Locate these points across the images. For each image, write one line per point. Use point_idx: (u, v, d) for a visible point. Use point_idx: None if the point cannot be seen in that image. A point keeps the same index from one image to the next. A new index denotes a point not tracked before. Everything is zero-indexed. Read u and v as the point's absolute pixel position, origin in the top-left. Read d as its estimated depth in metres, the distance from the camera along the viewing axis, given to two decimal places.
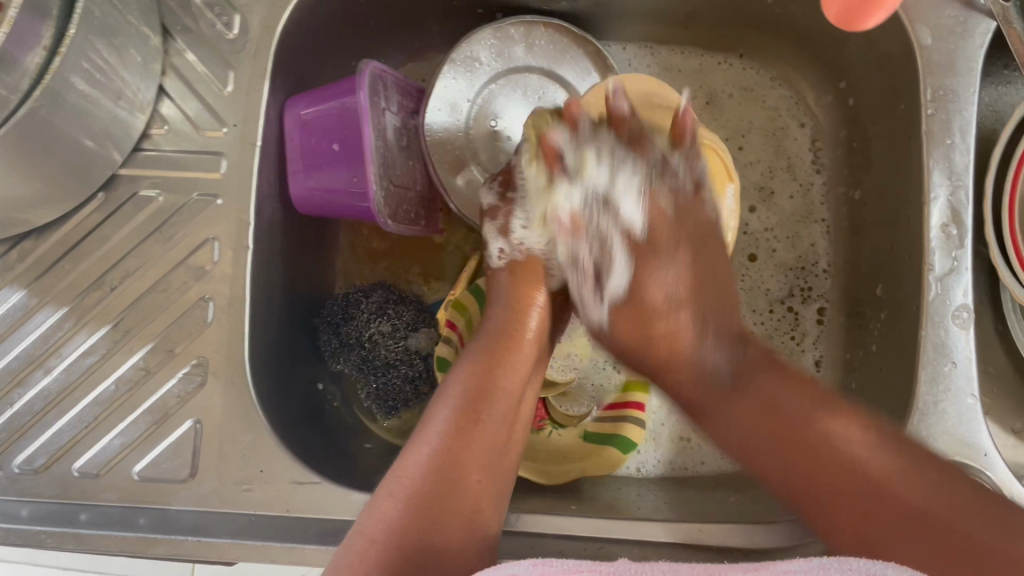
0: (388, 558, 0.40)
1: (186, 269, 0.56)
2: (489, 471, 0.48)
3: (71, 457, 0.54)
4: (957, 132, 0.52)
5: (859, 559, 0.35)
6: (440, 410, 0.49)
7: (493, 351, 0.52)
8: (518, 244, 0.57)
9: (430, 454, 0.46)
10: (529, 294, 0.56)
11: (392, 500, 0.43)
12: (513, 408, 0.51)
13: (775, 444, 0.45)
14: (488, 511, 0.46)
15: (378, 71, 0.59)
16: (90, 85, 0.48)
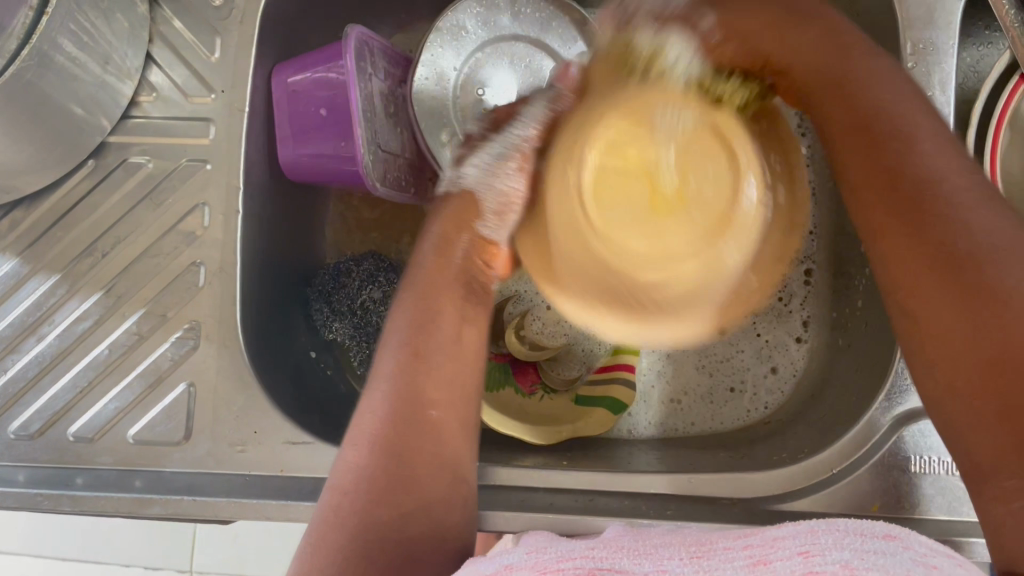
0: (358, 515, 0.42)
1: (177, 234, 0.56)
2: (450, 404, 0.47)
3: (66, 421, 0.54)
4: (937, 86, 0.52)
5: (846, 522, 0.34)
6: (385, 349, 0.48)
7: (432, 281, 0.50)
8: (455, 178, 0.56)
9: (382, 400, 0.46)
10: (460, 226, 0.53)
11: (355, 449, 0.44)
12: (462, 325, 0.50)
13: (895, 205, 0.39)
14: (451, 439, 0.46)
15: (364, 36, 0.59)
16: (78, 48, 0.49)
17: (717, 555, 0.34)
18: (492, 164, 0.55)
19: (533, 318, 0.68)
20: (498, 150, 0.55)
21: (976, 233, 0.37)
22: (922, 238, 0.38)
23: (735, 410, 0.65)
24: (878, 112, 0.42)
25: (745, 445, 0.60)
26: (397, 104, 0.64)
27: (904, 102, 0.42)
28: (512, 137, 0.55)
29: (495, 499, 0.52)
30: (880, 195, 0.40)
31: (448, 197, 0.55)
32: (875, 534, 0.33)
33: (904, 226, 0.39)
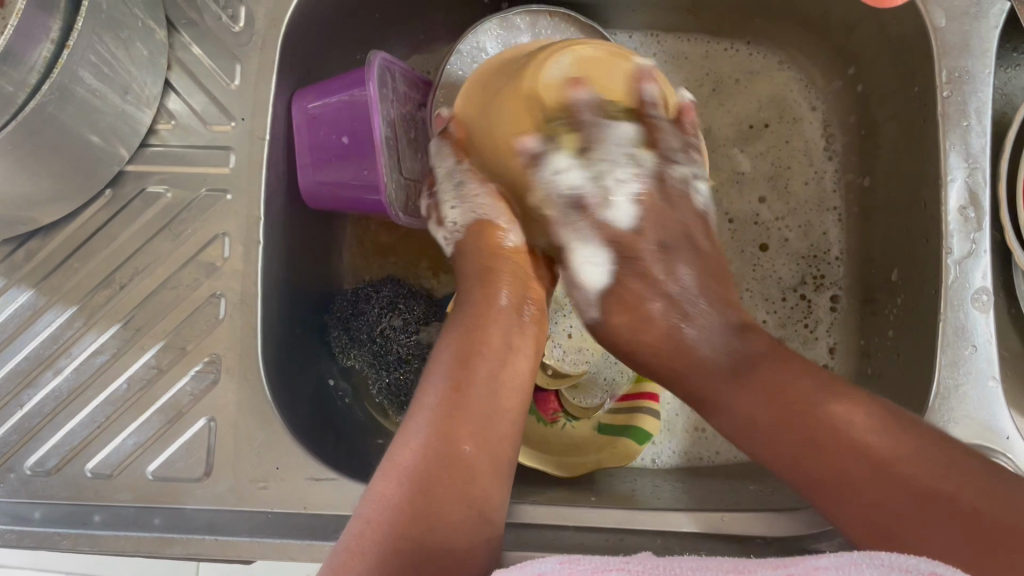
0: (384, 546, 0.41)
1: (197, 266, 0.55)
2: (485, 440, 0.47)
3: (83, 457, 0.53)
4: (973, 115, 0.51)
5: (891, 554, 0.32)
6: (428, 385, 0.49)
7: (474, 318, 0.52)
8: (454, 229, 0.57)
9: (421, 430, 0.46)
10: (496, 261, 0.55)
11: (389, 482, 0.44)
12: (504, 369, 0.50)
13: (792, 431, 0.40)
14: (485, 478, 0.46)
15: (386, 62, 0.58)
16: (98, 79, 0.48)
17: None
18: (462, 194, 0.56)
19: (555, 345, 0.66)
20: (456, 183, 0.56)
21: (854, 432, 0.38)
22: (841, 486, 0.38)
23: None
24: (785, 397, 0.41)
25: (773, 477, 0.58)
26: (418, 131, 0.63)
27: (796, 392, 0.41)
28: (449, 167, 0.56)
29: (524, 538, 0.51)
30: (810, 464, 0.39)
31: (464, 233, 0.56)
32: (920, 572, 0.31)
33: (820, 488, 0.39)
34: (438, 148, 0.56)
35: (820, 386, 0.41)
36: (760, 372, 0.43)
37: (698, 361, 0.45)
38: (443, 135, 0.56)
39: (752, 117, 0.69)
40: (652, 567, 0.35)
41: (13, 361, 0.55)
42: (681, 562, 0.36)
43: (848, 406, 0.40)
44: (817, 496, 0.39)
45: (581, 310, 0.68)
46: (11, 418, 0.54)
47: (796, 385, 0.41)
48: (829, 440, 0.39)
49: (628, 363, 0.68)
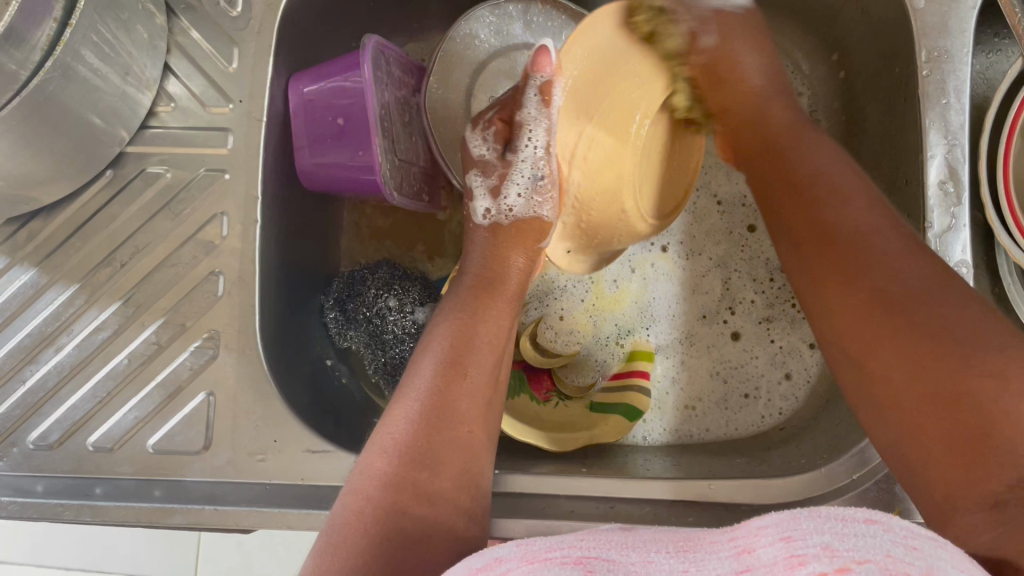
0: (387, 508, 0.42)
1: (196, 244, 0.56)
2: (478, 418, 0.49)
3: (85, 431, 0.54)
4: (952, 92, 0.53)
5: (827, 507, 0.32)
6: (424, 366, 0.50)
7: (473, 301, 0.54)
8: (506, 211, 0.60)
9: (418, 404, 0.47)
10: (506, 252, 0.59)
11: (383, 453, 0.45)
12: (495, 356, 0.52)
13: (816, 268, 0.45)
14: (478, 455, 0.48)
15: (380, 45, 0.59)
16: (99, 59, 0.49)
17: (704, 548, 0.33)
18: (533, 185, 0.60)
19: (546, 327, 0.69)
20: (530, 174, 0.60)
21: (884, 278, 0.42)
22: (874, 310, 0.41)
23: (749, 416, 0.65)
24: (818, 227, 0.46)
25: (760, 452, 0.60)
26: (411, 115, 0.64)
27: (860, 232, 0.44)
28: (533, 151, 0.59)
29: (517, 508, 0.52)
30: (813, 262, 0.46)
31: (490, 226, 0.60)
32: (856, 518, 0.31)
33: (844, 319, 0.43)
34: (532, 126, 0.59)
35: (848, 208, 0.46)
36: (820, 175, 0.48)
37: (749, 93, 0.56)
38: (541, 106, 0.58)
39: None
40: (604, 542, 0.35)
41: (16, 337, 0.56)
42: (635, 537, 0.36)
43: (895, 254, 0.43)
44: (832, 337, 0.44)
45: (573, 293, 0.70)
46: (13, 394, 0.55)
47: (850, 233, 0.45)
48: (846, 250, 0.44)
49: (619, 345, 0.69)
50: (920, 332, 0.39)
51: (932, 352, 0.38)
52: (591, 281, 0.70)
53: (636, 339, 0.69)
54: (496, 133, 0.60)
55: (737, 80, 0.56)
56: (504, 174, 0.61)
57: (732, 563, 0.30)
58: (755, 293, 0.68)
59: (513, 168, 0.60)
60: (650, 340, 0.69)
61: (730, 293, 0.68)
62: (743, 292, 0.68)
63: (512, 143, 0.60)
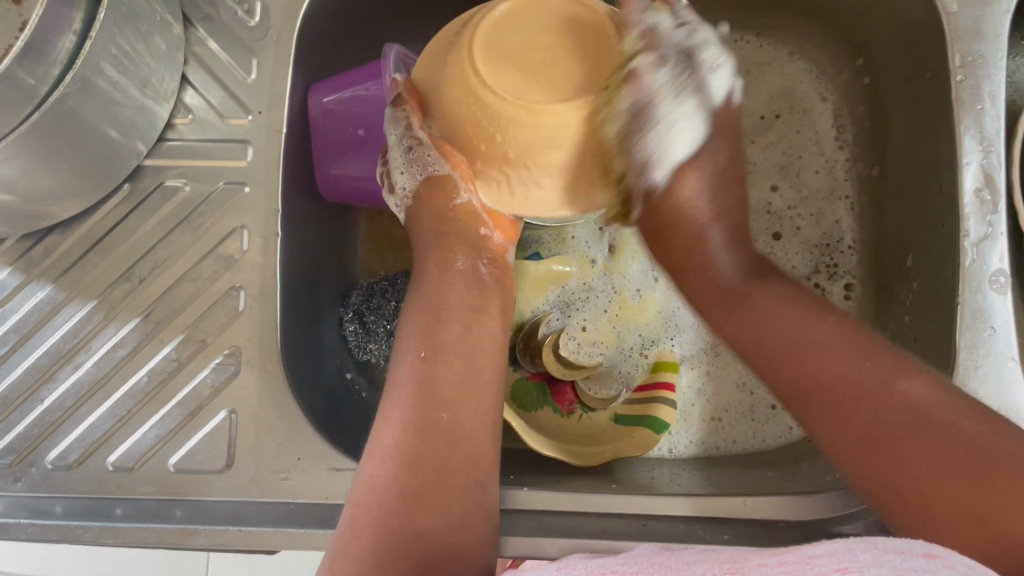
0: (378, 522, 0.43)
1: (216, 258, 0.55)
2: (462, 409, 0.48)
3: (105, 450, 0.53)
4: (987, 98, 0.52)
5: (891, 538, 0.34)
6: (398, 364, 0.50)
7: (436, 286, 0.52)
8: (403, 196, 0.53)
9: (401, 409, 0.47)
10: (447, 216, 0.51)
11: (371, 458, 0.46)
12: (469, 341, 0.51)
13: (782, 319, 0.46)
14: (469, 448, 0.47)
15: (404, 55, 0.58)
16: (118, 72, 0.48)
17: (755, 571, 0.35)
18: (409, 158, 0.50)
19: (569, 338, 0.68)
20: (405, 150, 0.50)
21: (840, 374, 0.43)
22: (848, 402, 0.42)
23: (777, 427, 0.64)
24: (784, 338, 0.46)
25: (791, 464, 0.58)
26: None
27: (806, 335, 0.45)
28: (400, 138, 0.50)
29: (547, 525, 0.51)
30: (779, 347, 0.46)
31: (418, 194, 0.52)
32: (915, 552, 0.32)
33: (842, 405, 0.42)
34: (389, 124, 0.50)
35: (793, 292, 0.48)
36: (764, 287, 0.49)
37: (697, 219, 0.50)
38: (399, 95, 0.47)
39: (763, 108, 0.70)
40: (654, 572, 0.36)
41: (34, 355, 0.55)
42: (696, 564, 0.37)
43: (836, 337, 0.44)
44: (818, 424, 0.44)
45: (596, 303, 0.69)
46: (32, 413, 0.54)
47: (778, 317, 0.47)
48: (757, 301, 0.48)
49: (643, 356, 0.68)
50: (946, 449, 0.38)
51: (954, 464, 0.38)
52: (614, 290, 0.69)
53: (660, 350, 0.68)
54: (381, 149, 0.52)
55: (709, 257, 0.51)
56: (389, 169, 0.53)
57: None
58: None
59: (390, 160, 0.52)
60: (675, 350, 0.68)
61: None
62: None
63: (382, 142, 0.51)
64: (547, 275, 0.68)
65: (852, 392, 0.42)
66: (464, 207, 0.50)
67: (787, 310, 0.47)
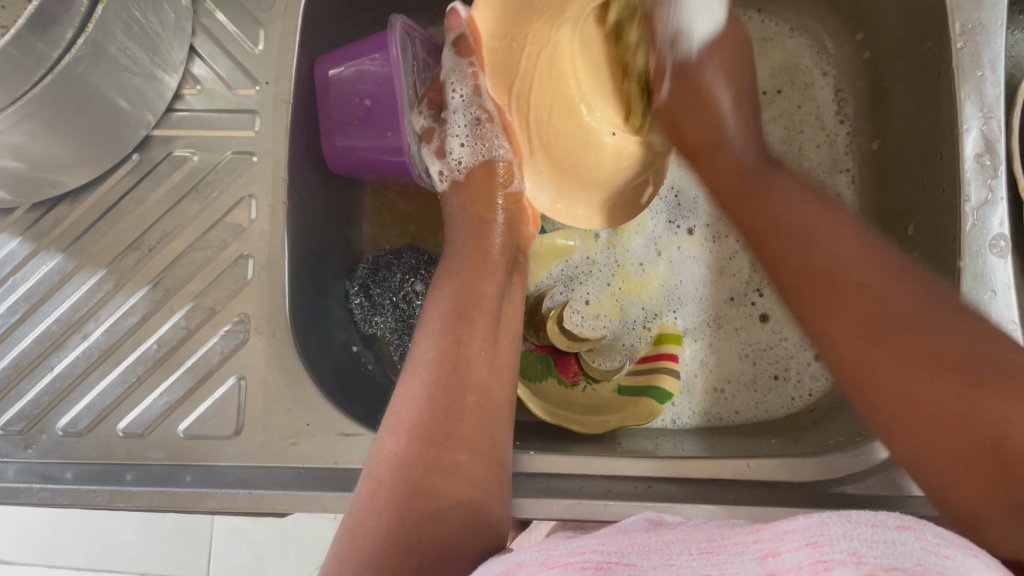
0: (398, 495, 0.43)
1: (224, 227, 0.56)
2: (484, 389, 0.49)
3: (115, 417, 0.54)
4: (987, 65, 0.52)
5: (857, 512, 0.31)
6: (423, 341, 0.50)
7: (464, 269, 0.54)
8: (457, 167, 0.59)
9: (421, 384, 0.48)
10: (486, 212, 0.57)
11: (392, 436, 0.46)
12: (492, 325, 0.52)
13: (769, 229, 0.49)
14: (489, 427, 0.48)
15: (407, 26, 0.58)
16: (129, 39, 0.48)
17: (727, 550, 0.32)
18: (474, 131, 0.58)
19: (572, 312, 0.69)
20: (468, 120, 0.58)
21: (845, 270, 0.44)
22: (824, 295, 0.45)
23: (779, 398, 0.64)
24: (768, 216, 0.50)
25: (794, 432, 0.59)
26: None
27: (830, 226, 0.47)
28: (459, 100, 0.57)
29: (553, 488, 0.52)
30: (780, 243, 0.48)
31: (452, 188, 0.59)
32: (887, 525, 0.29)
33: (818, 307, 0.45)
34: (453, 79, 0.57)
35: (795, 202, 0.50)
36: (763, 189, 0.52)
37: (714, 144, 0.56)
38: (457, 57, 0.56)
39: (765, 83, 0.70)
40: (627, 551, 0.33)
41: (44, 324, 0.55)
42: (663, 543, 0.34)
43: (864, 243, 0.46)
44: (813, 325, 0.45)
45: (598, 277, 0.69)
46: (42, 380, 0.55)
47: (791, 211, 0.49)
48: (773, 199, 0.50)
49: (646, 329, 0.69)
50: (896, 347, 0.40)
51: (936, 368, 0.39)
52: (616, 264, 0.69)
53: (663, 322, 0.68)
54: (430, 103, 0.58)
55: (718, 126, 0.57)
56: (444, 133, 0.59)
57: (758, 565, 0.29)
58: None
59: (449, 124, 0.58)
60: (678, 323, 0.68)
61: (758, 275, 0.68)
62: None
63: (444, 101, 0.58)
64: (551, 249, 0.69)
65: (841, 281, 0.44)
66: (509, 195, 0.58)
67: (847, 233, 0.46)
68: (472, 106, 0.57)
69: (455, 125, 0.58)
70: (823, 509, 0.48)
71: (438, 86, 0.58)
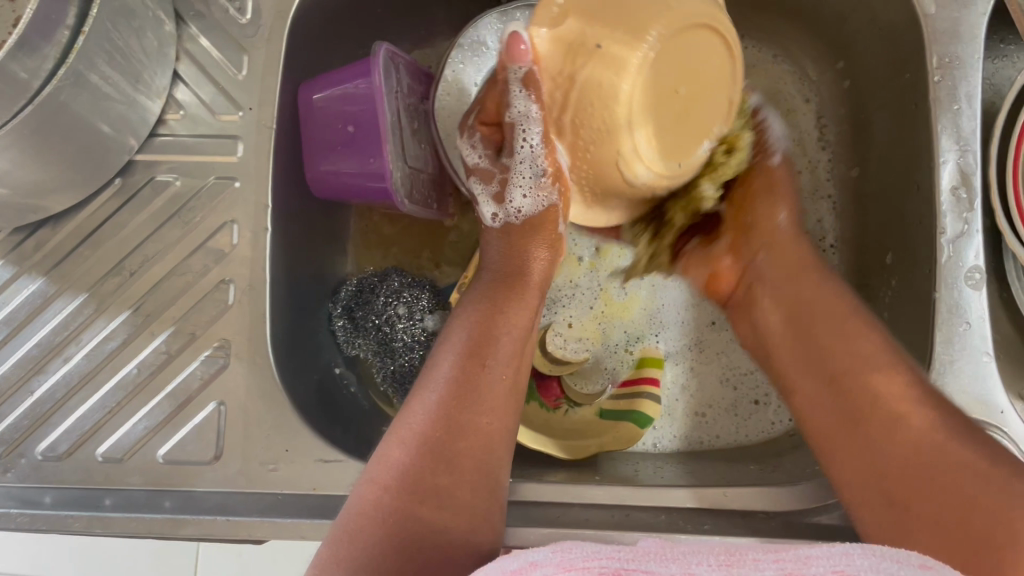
0: (400, 505, 0.43)
1: (207, 252, 0.56)
2: (501, 414, 0.50)
3: (95, 442, 0.54)
4: (963, 98, 0.53)
5: (885, 546, 0.33)
6: (443, 357, 0.51)
7: (494, 295, 0.55)
8: (514, 213, 0.57)
9: (435, 400, 0.48)
10: (524, 246, 0.57)
11: (400, 446, 0.46)
12: (516, 351, 0.53)
13: (784, 317, 0.54)
14: (501, 450, 0.49)
15: (389, 53, 0.59)
16: (110, 67, 0.49)
17: (747, 564, 0.33)
18: (536, 183, 0.54)
19: (556, 334, 0.69)
20: (533, 172, 0.53)
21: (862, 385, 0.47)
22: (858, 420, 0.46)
23: (758, 424, 0.65)
24: (782, 304, 0.54)
25: (772, 458, 0.59)
26: (420, 122, 0.64)
27: (835, 332, 0.50)
28: (529, 152, 0.52)
29: (530, 515, 0.52)
30: (774, 303, 0.55)
31: (501, 228, 0.57)
32: (912, 562, 0.32)
33: (843, 437, 0.46)
34: (522, 125, 0.50)
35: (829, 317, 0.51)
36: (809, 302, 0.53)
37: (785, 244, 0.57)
38: (526, 100, 0.48)
39: None
40: (648, 556, 0.34)
41: (24, 347, 0.55)
42: (678, 549, 0.35)
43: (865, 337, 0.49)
44: (823, 444, 0.48)
45: (582, 300, 0.70)
46: (22, 405, 0.55)
47: (802, 299, 0.53)
48: (788, 284, 0.55)
49: (628, 352, 0.69)
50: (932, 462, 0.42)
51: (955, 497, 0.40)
52: (600, 288, 0.70)
53: (645, 346, 0.69)
54: (484, 140, 0.56)
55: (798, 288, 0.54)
56: (506, 179, 0.56)
57: None
58: None
59: (511, 171, 0.55)
60: (660, 347, 0.69)
61: None
62: None
63: (506, 144, 0.54)
64: None
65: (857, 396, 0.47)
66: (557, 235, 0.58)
67: (867, 343, 0.49)
68: (533, 154, 0.52)
69: (523, 172, 0.54)
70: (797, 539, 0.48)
71: (488, 120, 0.55)
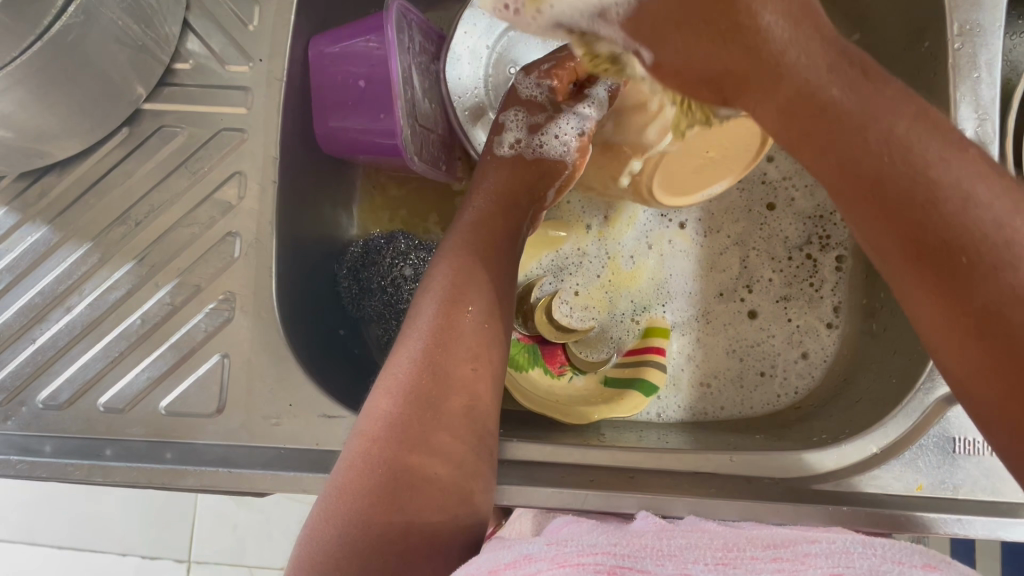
0: (388, 457, 0.43)
1: (213, 203, 0.55)
2: (482, 357, 0.49)
3: (96, 391, 0.53)
4: (983, 67, 0.52)
5: (883, 542, 0.33)
6: (426, 304, 0.50)
7: (473, 239, 0.53)
8: (535, 147, 0.60)
9: (420, 348, 0.47)
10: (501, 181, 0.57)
11: (388, 396, 0.45)
12: (497, 296, 0.51)
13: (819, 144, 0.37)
14: (485, 396, 0.48)
15: (402, 8, 0.58)
16: (121, 7, 0.48)
17: (744, 564, 0.32)
18: (565, 143, 0.60)
19: (561, 302, 0.69)
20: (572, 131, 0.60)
21: (899, 186, 0.35)
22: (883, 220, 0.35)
23: (764, 395, 0.65)
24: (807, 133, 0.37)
25: (778, 428, 0.59)
26: (430, 81, 0.63)
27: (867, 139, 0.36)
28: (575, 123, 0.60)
29: (534, 476, 0.51)
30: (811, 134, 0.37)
31: (513, 157, 0.59)
32: (914, 563, 0.31)
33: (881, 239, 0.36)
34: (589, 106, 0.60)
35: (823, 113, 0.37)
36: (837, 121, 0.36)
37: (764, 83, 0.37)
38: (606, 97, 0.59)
39: None
40: (642, 552, 0.34)
41: (27, 295, 0.55)
42: (678, 549, 0.34)
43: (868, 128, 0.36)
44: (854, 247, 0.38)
45: (589, 268, 0.69)
46: (23, 353, 0.54)
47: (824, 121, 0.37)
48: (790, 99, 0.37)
49: (634, 322, 0.69)
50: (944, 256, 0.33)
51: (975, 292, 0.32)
52: (607, 256, 0.69)
53: (651, 316, 0.68)
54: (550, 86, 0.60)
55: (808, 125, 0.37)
56: (549, 120, 0.60)
57: None
58: (772, 271, 0.67)
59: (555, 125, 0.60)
60: (666, 317, 0.68)
61: (748, 271, 0.68)
62: (761, 270, 0.68)
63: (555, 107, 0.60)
64: (543, 238, 0.68)
65: (906, 223, 0.35)
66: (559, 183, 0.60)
67: (879, 121, 0.36)
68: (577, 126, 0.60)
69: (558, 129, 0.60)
70: (803, 505, 0.48)
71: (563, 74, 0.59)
